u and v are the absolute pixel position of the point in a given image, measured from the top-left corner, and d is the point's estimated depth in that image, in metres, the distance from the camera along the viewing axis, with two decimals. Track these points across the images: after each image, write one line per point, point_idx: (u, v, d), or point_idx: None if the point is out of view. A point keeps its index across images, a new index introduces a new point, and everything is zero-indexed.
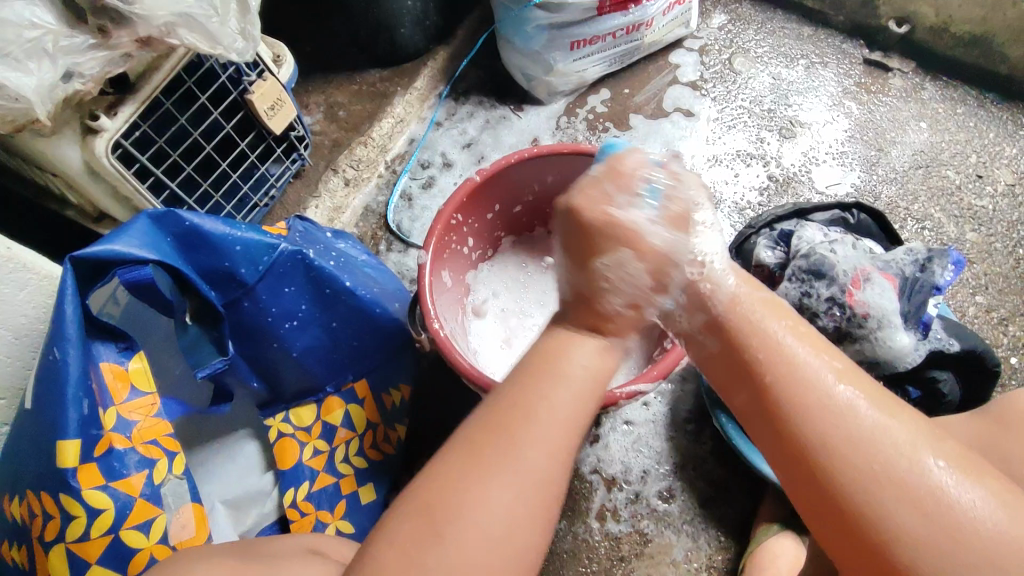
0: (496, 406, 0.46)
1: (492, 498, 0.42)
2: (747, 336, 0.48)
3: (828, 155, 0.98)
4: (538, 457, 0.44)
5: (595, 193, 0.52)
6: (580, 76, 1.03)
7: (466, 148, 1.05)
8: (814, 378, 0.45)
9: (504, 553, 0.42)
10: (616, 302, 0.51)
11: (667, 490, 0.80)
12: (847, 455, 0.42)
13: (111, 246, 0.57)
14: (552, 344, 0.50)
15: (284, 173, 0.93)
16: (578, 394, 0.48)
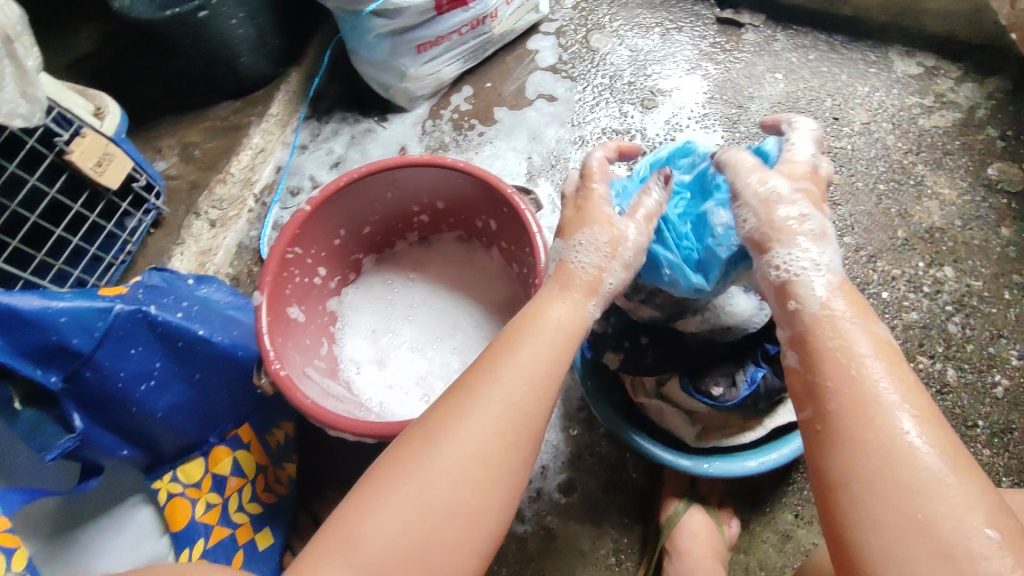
0: (490, 351, 0.50)
1: (470, 431, 0.46)
2: (828, 358, 0.44)
3: (691, 120, 0.99)
4: (514, 390, 0.47)
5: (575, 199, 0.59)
6: (435, 78, 1.02)
7: (334, 167, 1.03)
8: (881, 409, 0.41)
9: (479, 482, 0.45)
10: (581, 261, 0.54)
11: (567, 482, 0.80)
12: (887, 496, 0.39)
13: None
14: (533, 304, 0.53)
15: (138, 226, 0.89)
16: (553, 337, 0.50)
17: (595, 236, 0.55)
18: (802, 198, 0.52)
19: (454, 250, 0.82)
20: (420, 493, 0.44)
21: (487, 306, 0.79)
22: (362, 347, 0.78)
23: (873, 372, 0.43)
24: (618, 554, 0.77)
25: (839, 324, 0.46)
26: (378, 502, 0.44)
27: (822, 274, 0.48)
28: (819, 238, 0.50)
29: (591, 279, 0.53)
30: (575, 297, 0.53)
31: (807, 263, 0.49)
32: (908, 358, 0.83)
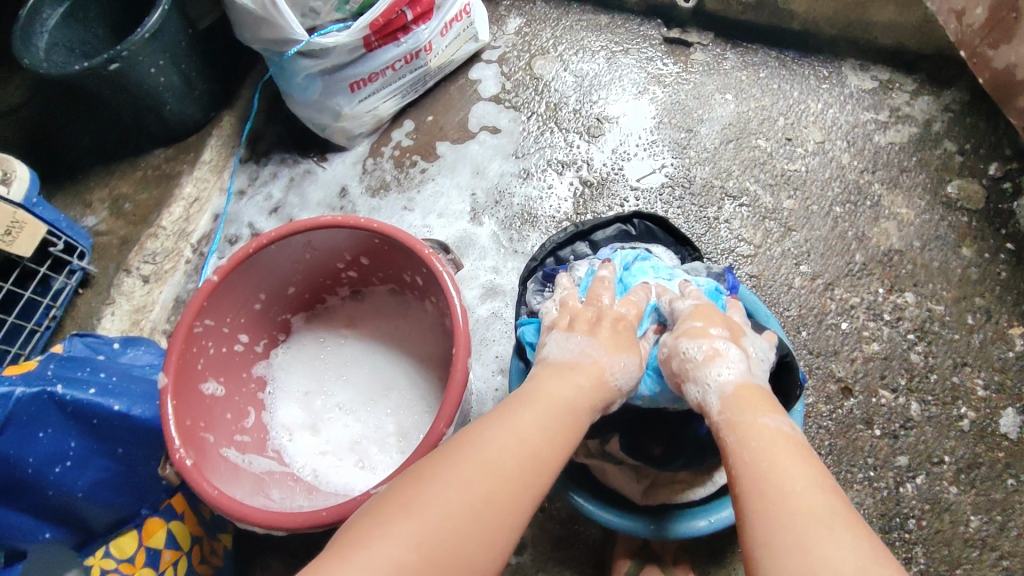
0: (509, 402, 0.50)
1: (476, 478, 0.42)
2: (727, 451, 0.47)
3: (638, 148, 0.95)
4: (530, 440, 0.46)
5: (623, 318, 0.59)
6: (374, 115, 0.98)
7: (274, 212, 0.99)
8: (773, 479, 0.43)
9: (481, 536, 0.41)
10: (620, 379, 0.54)
11: (517, 541, 0.75)
12: (785, 560, 0.39)
13: None
14: (551, 370, 0.54)
15: (63, 290, 0.85)
16: (559, 407, 0.49)
17: (627, 365, 0.55)
18: (680, 339, 0.55)
19: (387, 304, 0.79)
20: (422, 536, 0.39)
21: (422, 361, 0.75)
22: (293, 413, 0.74)
23: (771, 447, 0.45)
24: None
25: (745, 417, 0.48)
26: (373, 539, 0.39)
27: (716, 388, 0.51)
28: (718, 359, 0.52)
29: (609, 389, 0.53)
30: (596, 396, 0.52)
31: (700, 383, 0.52)
32: (869, 393, 0.79)
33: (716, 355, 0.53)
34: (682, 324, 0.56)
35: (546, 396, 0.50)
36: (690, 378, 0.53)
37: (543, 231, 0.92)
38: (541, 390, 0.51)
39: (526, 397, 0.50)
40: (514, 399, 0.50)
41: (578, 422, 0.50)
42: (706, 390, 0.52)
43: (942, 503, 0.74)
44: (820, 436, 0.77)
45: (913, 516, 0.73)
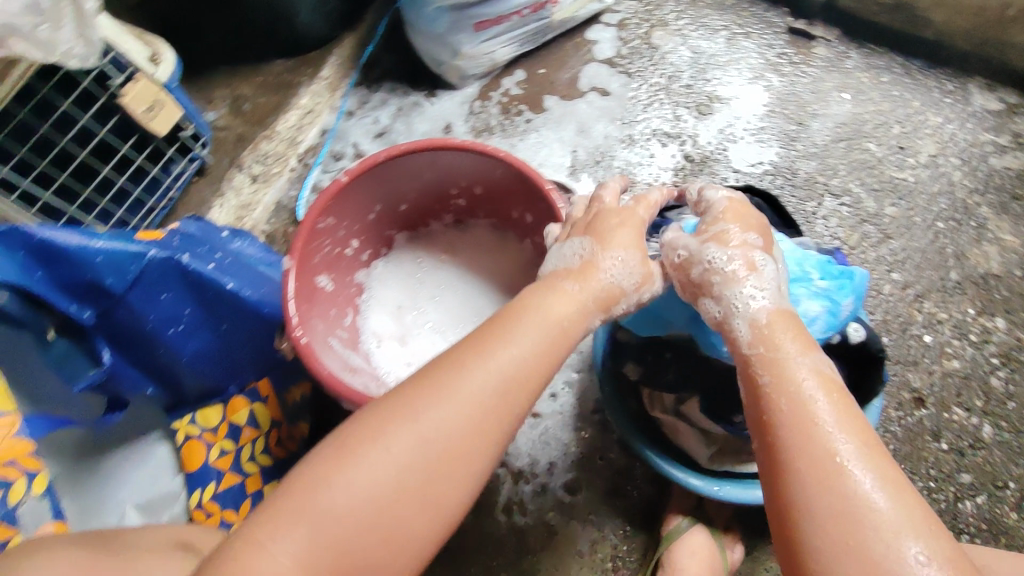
0: (488, 326, 0.49)
1: (432, 421, 0.43)
2: (762, 395, 0.45)
3: (746, 132, 0.95)
4: (499, 369, 0.45)
5: (621, 219, 0.57)
6: (490, 58, 1.00)
7: (379, 137, 1.02)
8: (819, 441, 0.41)
9: (432, 477, 0.43)
10: (613, 276, 0.52)
11: (573, 481, 0.79)
12: (826, 533, 0.38)
13: None
14: (540, 288, 0.52)
15: (182, 173, 0.91)
16: (541, 331, 0.48)
17: (622, 258, 0.53)
18: (707, 244, 0.53)
19: (487, 237, 0.81)
20: (372, 484, 0.42)
21: (513, 297, 0.78)
22: (385, 321, 0.78)
23: (814, 403, 0.43)
24: (615, 560, 0.77)
25: (784, 361, 0.45)
26: (326, 487, 0.41)
27: (746, 313, 0.49)
28: (752, 271, 0.51)
29: (600, 291, 0.52)
30: (586, 309, 0.51)
31: (722, 302, 0.50)
32: (943, 408, 0.79)
33: (742, 265, 0.51)
34: (708, 230, 0.55)
35: (530, 318, 0.49)
36: (711, 294, 0.51)
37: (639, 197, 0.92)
38: (531, 306, 0.50)
39: (510, 316, 0.49)
40: (496, 320, 0.49)
41: (565, 344, 0.49)
42: (733, 305, 0.50)
43: (999, 525, 0.74)
44: (885, 439, 0.78)
45: (967, 532, 0.74)
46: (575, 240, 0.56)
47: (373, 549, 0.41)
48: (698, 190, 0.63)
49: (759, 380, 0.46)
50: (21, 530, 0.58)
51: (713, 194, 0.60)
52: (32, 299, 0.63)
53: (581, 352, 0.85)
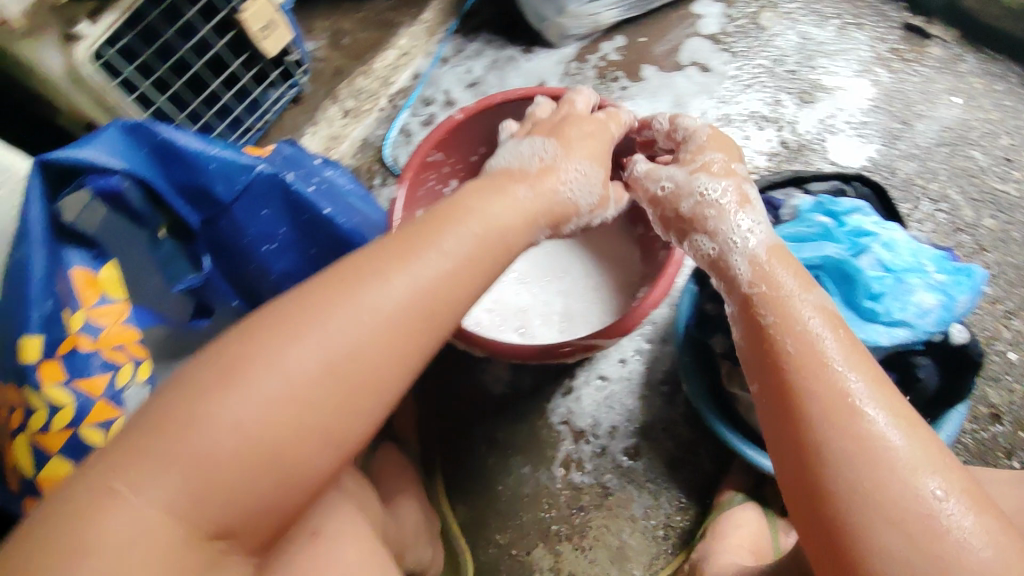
0: (401, 237, 0.45)
1: (327, 338, 0.40)
2: (767, 333, 0.48)
3: (847, 125, 0.93)
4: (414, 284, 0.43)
5: (584, 128, 0.61)
6: (593, 20, 0.98)
7: (471, 87, 1.01)
8: (827, 379, 0.43)
9: (333, 407, 0.40)
10: (575, 186, 0.56)
11: (633, 447, 0.81)
12: (840, 462, 0.41)
13: (77, 154, 0.58)
14: (472, 199, 0.50)
15: (280, 98, 0.92)
16: (471, 245, 0.46)
17: (581, 171, 0.57)
18: (697, 176, 0.58)
19: None
20: (261, 416, 0.38)
21: (600, 258, 0.78)
22: None
23: (821, 339, 0.45)
24: (666, 529, 0.78)
25: (785, 300, 0.49)
26: (202, 423, 0.37)
27: (744, 250, 0.53)
28: (744, 204, 0.56)
29: (555, 202, 0.54)
30: (535, 219, 0.52)
31: (716, 238, 0.55)
32: (1019, 427, 0.77)
33: (732, 200, 0.56)
34: (694, 161, 0.60)
35: (469, 223, 0.47)
36: (704, 230, 0.56)
37: None
38: (472, 210, 0.49)
39: (443, 220, 0.47)
40: (414, 231, 0.46)
41: (502, 255, 0.49)
42: (729, 243, 0.54)
43: None
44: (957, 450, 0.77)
45: None
46: (535, 143, 0.59)
47: (261, 491, 0.38)
48: (672, 117, 0.66)
49: (762, 320, 0.49)
50: (126, 411, 0.58)
51: (686, 122, 0.65)
52: (150, 195, 0.65)
53: (654, 324, 0.86)
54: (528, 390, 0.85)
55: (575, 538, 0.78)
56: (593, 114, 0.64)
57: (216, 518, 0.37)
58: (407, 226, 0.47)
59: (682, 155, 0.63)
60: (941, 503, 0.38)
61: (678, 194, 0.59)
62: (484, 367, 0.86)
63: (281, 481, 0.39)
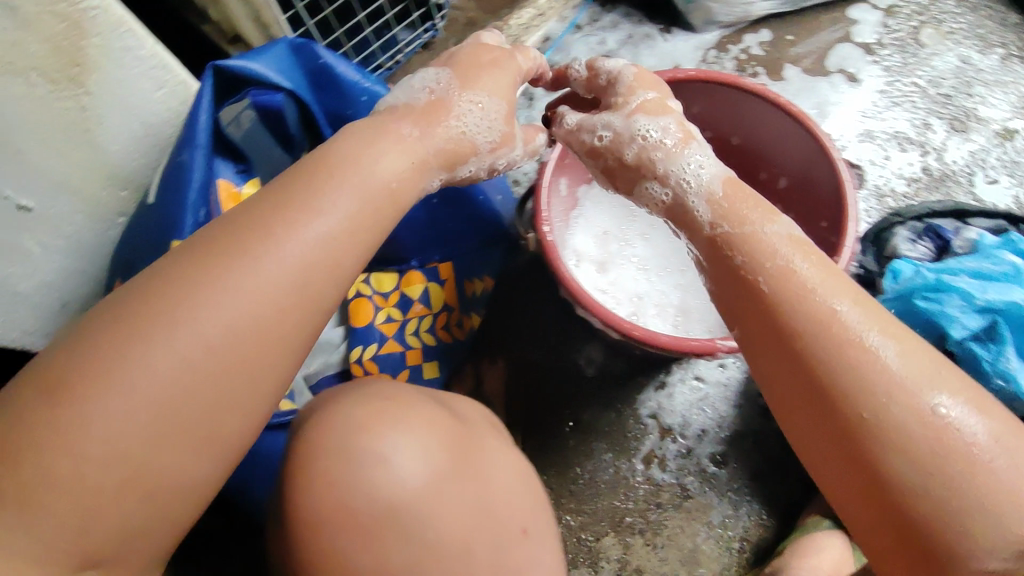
0: (273, 202, 0.43)
1: (222, 305, 0.39)
2: (745, 269, 0.46)
3: (998, 162, 0.88)
4: (287, 257, 0.41)
5: (479, 57, 0.58)
6: (744, 10, 0.93)
7: (602, 59, 0.96)
8: (811, 311, 0.42)
9: (206, 406, 0.38)
10: (471, 123, 0.54)
11: (720, 454, 0.79)
12: (841, 389, 0.40)
13: (250, 64, 0.57)
14: (352, 146, 0.48)
15: (414, 40, 0.88)
16: (360, 194, 0.45)
17: (477, 104, 0.54)
18: (636, 116, 0.57)
19: None
20: (133, 425, 0.36)
21: None
22: (589, 244, 0.77)
23: (794, 270, 0.45)
24: (743, 541, 0.76)
25: (756, 236, 0.48)
26: (89, 408, 0.36)
27: (698, 186, 0.53)
28: (683, 141, 0.56)
29: (450, 143, 0.53)
30: (427, 164, 0.51)
31: (669, 186, 0.54)
32: None
33: (675, 138, 0.56)
34: (628, 103, 0.58)
35: (349, 171, 0.46)
36: (657, 177, 0.55)
37: (863, 196, 0.86)
38: (360, 163, 0.47)
39: (326, 167, 0.46)
40: (297, 186, 0.44)
41: (391, 209, 0.48)
42: (682, 185, 0.54)
43: None
44: None
45: None
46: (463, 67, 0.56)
47: (133, 514, 0.37)
48: (590, 62, 0.64)
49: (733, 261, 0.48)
50: None
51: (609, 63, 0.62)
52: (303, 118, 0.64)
53: None
54: (620, 377, 0.83)
55: (648, 534, 0.78)
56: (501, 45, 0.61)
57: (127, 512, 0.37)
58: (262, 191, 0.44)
59: (610, 99, 0.62)
60: (950, 420, 0.38)
61: (618, 140, 0.58)
62: (578, 347, 0.85)
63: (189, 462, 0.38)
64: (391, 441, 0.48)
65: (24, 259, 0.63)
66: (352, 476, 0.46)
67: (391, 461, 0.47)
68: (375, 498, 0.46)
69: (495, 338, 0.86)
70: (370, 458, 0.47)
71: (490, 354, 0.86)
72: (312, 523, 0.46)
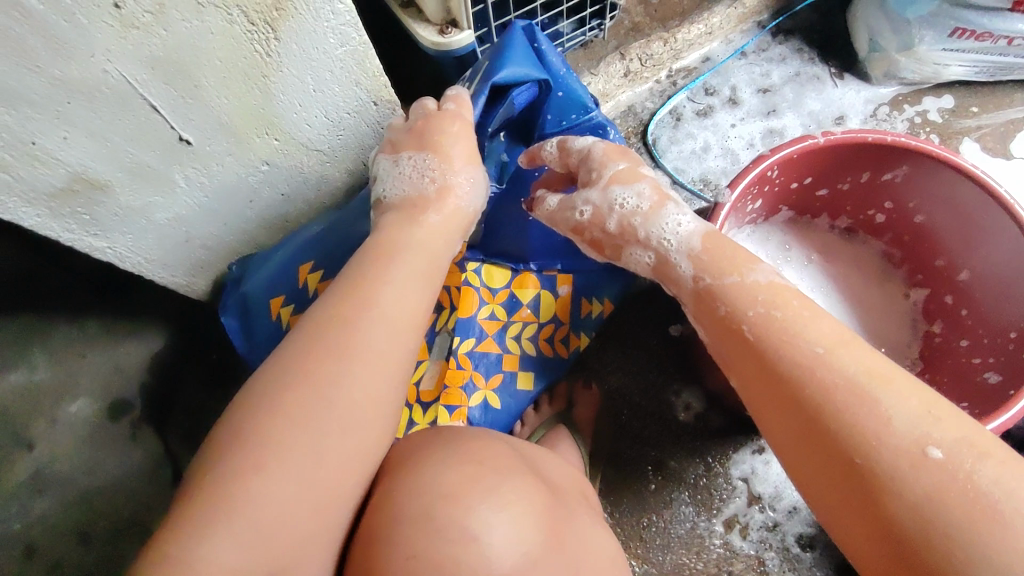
0: (347, 297, 0.48)
1: (384, 308, 0.48)
2: (751, 321, 0.49)
3: None
4: (378, 334, 0.47)
5: (444, 122, 0.57)
6: (934, 71, 0.85)
7: (762, 93, 0.90)
8: (795, 360, 0.46)
9: (325, 491, 0.42)
10: (458, 178, 0.57)
11: (807, 537, 0.75)
12: (837, 432, 0.43)
13: (517, 71, 0.58)
14: (385, 243, 0.53)
15: (577, 37, 0.83)
16: (420, 273, 0.52)
17: (474, 179, 0.58)
18: (610, 187, 0.58)
19: (870, 267, 0.72)
20: (245, 537, 0.39)
21: (873, 338, 0.69)
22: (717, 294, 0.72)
23: (772, 317, 0.48)
24: None
25: (737, 288, 0.51)
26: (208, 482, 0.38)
27: (679, 246, 0.56)
28: (654, 204, 0.57)
29: (453, 216, 0.57)
30: (449, 239, 0.56)
31: (651, 248, 0.57)
32: None
33: (651, 201, 0.58)
34: (602, 171, 0.59)
35: (403, 259, 0.52)
36: (638, 244, 0.58)
37: None
38: (407, 238, 0.53)
39: (381, 258, 0.51)
40: (352, 288, 0.49)
41: (436, 277, 0.54)
42: (663, 244, 0.57)
43: None
44: None
45: None
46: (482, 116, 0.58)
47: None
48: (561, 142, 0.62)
49: (774, 316, 0.49)
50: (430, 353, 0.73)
51: (578, 141, 0.61)
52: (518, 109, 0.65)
53: None
54: (713, 430, 0.79)
55: None
56: (443, 104, 0.58)
57: (307, 506, 0.41)
58: (336, 290, 0.49)
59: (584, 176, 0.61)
60: (950, 465, 0.39)
61: (603, 215, 0.59)
62: (677, 390, 0.81)
63: (349, 445, 0.44)
64: (482, 513, 0.47)
65: (170, 192, 0.62)
66: (448, 542, 0.45)
67: (481, 538, 0.46)
68: (459, 569, 0.44)
69: (593, 360, 0.83)
70: (457, 536, 0.45)
71: (585, 374, 0.83)
72: None
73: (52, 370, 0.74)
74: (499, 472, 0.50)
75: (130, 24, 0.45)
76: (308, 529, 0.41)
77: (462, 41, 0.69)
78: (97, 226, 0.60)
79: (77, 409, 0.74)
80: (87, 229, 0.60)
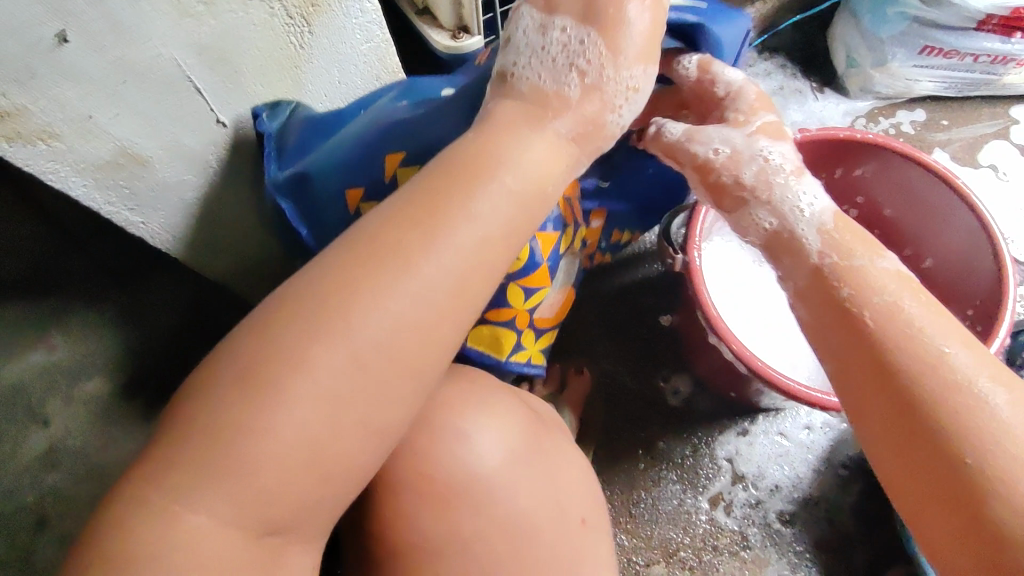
0: (415, 224, 0.42)
1: (449, 251, 0.42)
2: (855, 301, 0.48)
3: None
4: (435, 282, 0.42)
5: None
6: (906, 86, 0.93)
7: None
8: (901, 336, 0.45)
9: (333, 456, 0.40)
10: (621, 77, 0.50)
11: (788, 514, 0.79)
12: (948, 418, 0.42)
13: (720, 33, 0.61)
14: (488, 152, 0.46)
15: None
16: (511, 207, 0.45)
17: (634, 86, 0.51)
18: (758, 139, 0.56)
19: None
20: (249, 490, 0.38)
21: None
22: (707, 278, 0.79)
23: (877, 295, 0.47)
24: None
25: None
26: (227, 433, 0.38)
27: (820, 206, 0.54)
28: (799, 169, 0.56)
29: (587, 129, 0.51)
30: (572, 159, 0.50)
31: (778, 213, 0.54)
32: None
33: (795, 166, 0.56)
34: (750, 122, 0.58)
35: (499, 180, 0.45)
36: (767, 204, 0.54)
37: None
38: (505, 159, 0.46)
39: (471, 175, 0.45)
40: (427, 215, 0.43)
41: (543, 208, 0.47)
42: (796, 213, 0.54)
43: None
44: None
45: None
46: (632, 16, 0.49)
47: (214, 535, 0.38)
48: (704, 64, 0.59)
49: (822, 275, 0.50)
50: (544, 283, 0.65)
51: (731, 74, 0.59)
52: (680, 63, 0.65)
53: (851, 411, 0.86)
54: (701, 413, 0.84)
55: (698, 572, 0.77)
56: None
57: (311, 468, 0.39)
58: (409, 210, 0.43)
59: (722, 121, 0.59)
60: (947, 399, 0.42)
61: (739, 163, 0.56)
62: (666, 375, 0.86)
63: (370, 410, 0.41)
64: (475, 420, 0.56)
65: (203, 170, 0.67)
66: (437, 447, 0.54)
67: (474, 437, 0.55)
68: (451, 458, 0.54)
69: (587, 348, 0.88)
70: (454, 435, 0.55)
71: (577, 361, 0.88)
72: (394, 485, 0.53)
73: (66, 349, 0.71)
74: (493, 393, 0.59)
75: (185, 12, 0.53)
76: (313, 491, 0.40)
77: (472, 45, 0.76)
78: (135, 201, 0.63)
79: (92, 388, 0.74)
80: (125, 203, 0.62)
